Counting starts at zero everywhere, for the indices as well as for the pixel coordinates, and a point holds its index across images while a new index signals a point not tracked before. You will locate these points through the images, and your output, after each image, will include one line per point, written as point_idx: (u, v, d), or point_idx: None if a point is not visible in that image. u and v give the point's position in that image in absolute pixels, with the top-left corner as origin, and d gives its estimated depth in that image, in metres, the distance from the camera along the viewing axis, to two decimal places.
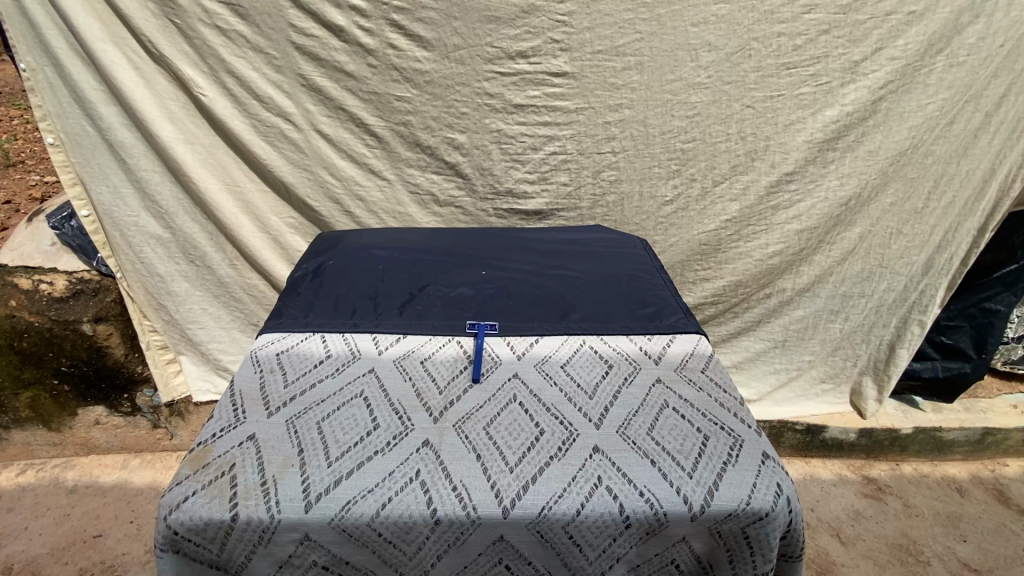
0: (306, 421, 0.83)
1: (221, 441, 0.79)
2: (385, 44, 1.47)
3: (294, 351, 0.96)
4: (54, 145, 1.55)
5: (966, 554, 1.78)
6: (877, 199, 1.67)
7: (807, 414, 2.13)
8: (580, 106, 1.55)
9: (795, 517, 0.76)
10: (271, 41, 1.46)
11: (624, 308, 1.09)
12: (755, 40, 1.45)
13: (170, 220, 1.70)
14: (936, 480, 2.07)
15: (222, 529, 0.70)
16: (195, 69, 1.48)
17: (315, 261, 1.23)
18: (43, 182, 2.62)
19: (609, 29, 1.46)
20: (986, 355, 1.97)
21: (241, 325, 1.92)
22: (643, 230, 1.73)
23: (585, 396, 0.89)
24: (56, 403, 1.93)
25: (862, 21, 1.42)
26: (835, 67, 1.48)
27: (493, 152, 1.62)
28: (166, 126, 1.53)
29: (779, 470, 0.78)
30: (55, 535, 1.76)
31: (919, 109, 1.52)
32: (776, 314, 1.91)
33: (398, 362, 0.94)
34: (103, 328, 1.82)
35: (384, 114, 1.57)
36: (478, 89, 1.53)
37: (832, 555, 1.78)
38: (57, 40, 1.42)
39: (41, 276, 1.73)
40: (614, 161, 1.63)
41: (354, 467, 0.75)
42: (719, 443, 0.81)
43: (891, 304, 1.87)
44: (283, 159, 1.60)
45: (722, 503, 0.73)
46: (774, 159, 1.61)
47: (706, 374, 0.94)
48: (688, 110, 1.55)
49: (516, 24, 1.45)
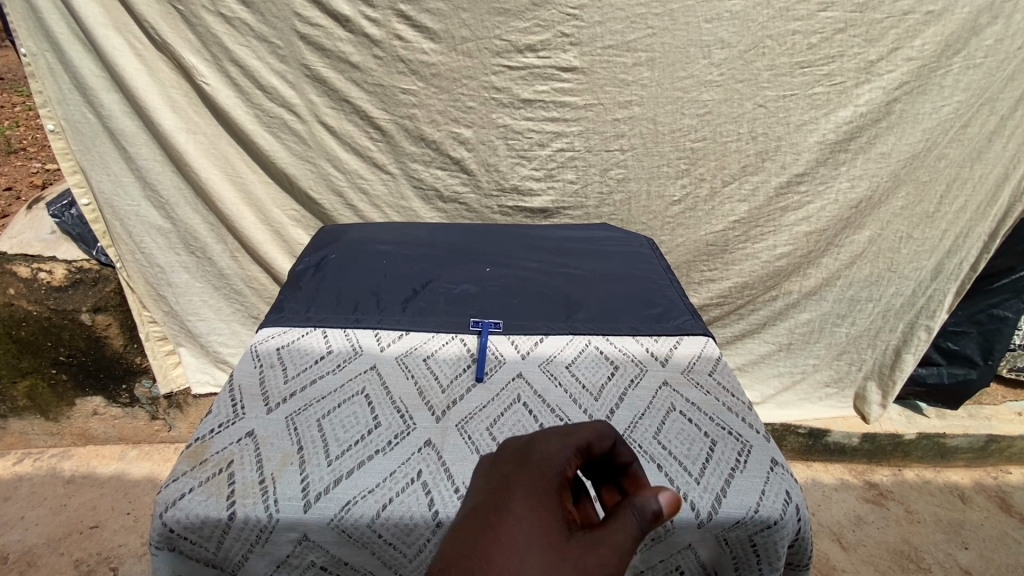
0: (307, 417, 0.81)
1: (219, 437, 0.78)
2: (393, 35, 1.45)
3: (295, 346, 0.95)
4: (54, 132, 1.52)
5: (967, 561, 1.77)
6: (888, 202, 1.64)
7: (811, 417, 2.12)
8: (589, 102, 1.53)
9: (804, 526, 0.74)
10: (275, 30, 1.44)
11: (631, 308, 1.08)
12: (769, 37, 1.43)
13: (171, 210, 1.68)
14: (938, 487, 2.06)
15: (219, 528, 0.68)
16: (198, 56, 1.45)
17: (315, 255, 1.21)
18: (44, 169, 2.60)
19: (621, 24, 1.43)
20: (993, 361, 1.95)
21: (241, 317, 1.90)
22: (650, 229, 1.72)
23: (591, 397, 0.88)
24: (54, 393, 1.92)
25: (879, 20, 1.39)
26: (850, 66, 1.45)
27: (499, 147, 1.60)
28: (168, 115, 1.51)
29: (788, 477, 0.77)
30: (51, 525, 1.74)
31: (934, 110, 1.49)
32: (782, 316, 1.89)
33: (400, 360, 0.93)
34: (101, 318, 1.80)
35: (389, 106, 1.54)
36: (486, 82, 1.51)
37: (832, 560, 1.76)
38: (58, 24, 1.39)
39: (40, 265, 1.69)
40: (622, 159, 1.61)
41: (355, 466, 0.74)
42: (726, 448, 0.79)
43: (899, 309, 1.85)
44: (285, 150, 1.59)
45: (731, 510, 0.71)
46: (786, 160, 1.59)
47: (713, 377, 0.92)
48: (699, 108, 1.53)
49: (525, 16, 1.42)
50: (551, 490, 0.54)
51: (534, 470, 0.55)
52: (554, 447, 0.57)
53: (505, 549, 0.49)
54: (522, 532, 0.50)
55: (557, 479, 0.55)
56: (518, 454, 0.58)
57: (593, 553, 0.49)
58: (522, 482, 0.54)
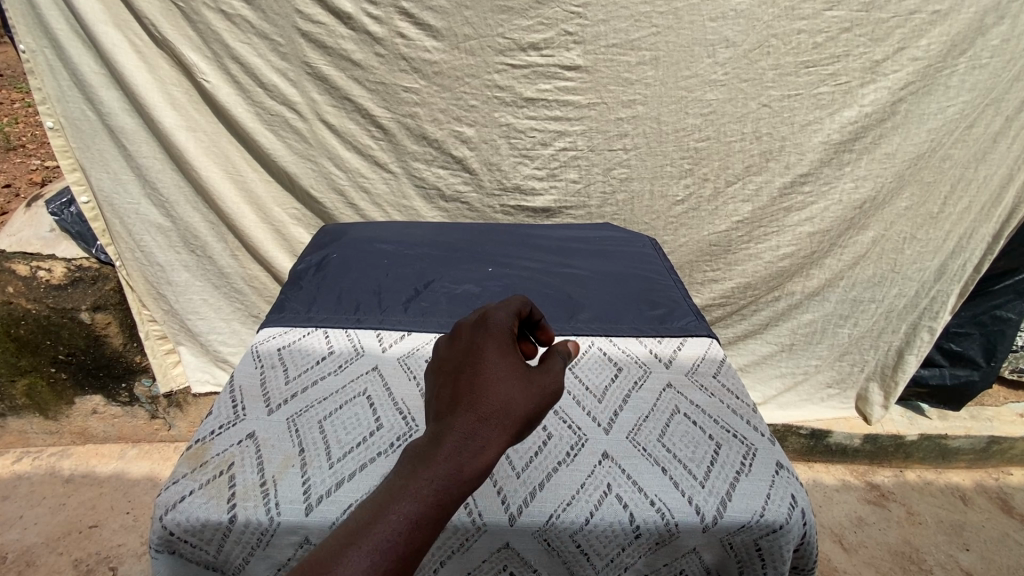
0: (308, 419, 0.80)
1: (219, 439, 0.77)
2: (395, 33, 1.44)
3: (296, 347, 0.94)
4: (53, 129, 1.51)
5: (968, 563, 1.76)
6: (892, 203, 1.63)
7: (813, 418, 2.11)
8: (592, 101, 1.52)
9: (810, 530, 0.73)
10: (276, 27, 1.43)
11: (634, 308, 1.07)
12: (774, 36, 1.42)
13: (171, 209, 1.67)
14: (939, 488, 2.05)
15: (219, 531, 0.68)
16: (198, 53, 1.44)
17: (316, 255, 1.20)
18: (44, 166, 2.59)
19: (625, 22, 1.42)
20: (996, 363, 1.95)
21: (241, 316, 1.89)
22: (653, 230, 1.71)
23: (594, 399, 0.87)
24: (53, 391, 1.91)
25: (885, 19, 1.38)
26: (855, 66, 1.44)
27: (502, 146, 1.59)
28: (168, 113, 1.50)
29: (793, 481, 0.76)
30: (50, 525, 1.74)
31: (939, 110, 1.48)
32: (785, 317, 1.88)
33: (402, 361, 0.92)
34: (101, 317, 1.79)
35: (390, 104, 1.53)
36: (489, 81, 1.50)
37: (833, 562, 1.76)
38: (58, 21, 1.38)
39: (39, 263, 1.68)
40: (625, 158, 1.60)
41: (357, 468, 0.73)
42: (731, 451, 0.78)
43: (901, 310, 1.84)
44: (286, 148, 1.58)
45: (736, 514, 0.71)
46: (790, 160, 1.58)
47: (717, 379, 0.91)
48: (703, 108, 1.52)
49: (529, 14, 1.41)
50: (511, 341, 0.65)
51: (493, 330, 0.66)
52: (502, 313, 0.68)
53: (494, 378, 0.59)
54: (500, 370, 0.61)
55: (510, 335, 0.66)
56: (475, 324, 0.67)
57: (549, 376, 0.62)
58: (487, 338, 0.64)
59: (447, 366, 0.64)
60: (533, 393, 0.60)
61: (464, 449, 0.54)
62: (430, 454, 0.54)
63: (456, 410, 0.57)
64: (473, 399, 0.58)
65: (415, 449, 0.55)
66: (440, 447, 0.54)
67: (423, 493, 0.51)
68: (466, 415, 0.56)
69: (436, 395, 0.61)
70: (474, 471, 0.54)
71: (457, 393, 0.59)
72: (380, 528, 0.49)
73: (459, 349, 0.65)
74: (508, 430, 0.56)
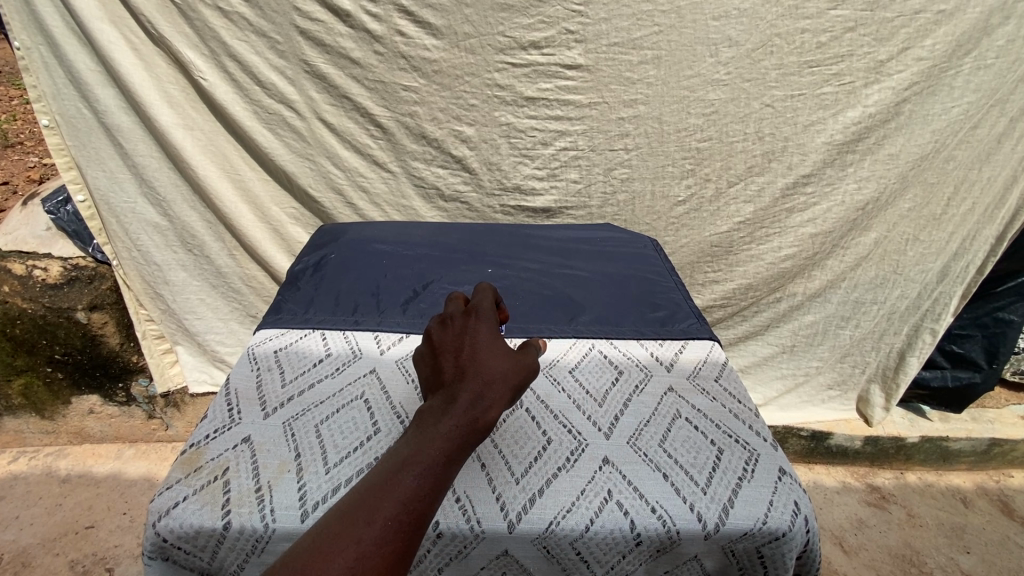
0: (304, 423, 0.79)
1: (215, 443, 0.76)
2: (394, 30, 1.43)
3: (292, 349, 0.93)
4: (49, 127, 1.50)
5: (969, 565, 1.75)
6: (895, 204, 1.62)
7: (813, 420, 2.11)
8: (593, 100, 1.51)
9: (813, 537, 0.72)
10: (274, 25, 1.41)
11: (635, 310, 1.06)
12: (778, 35, 1.40)
13: (168, 208, 1.66)
14: (940, 490, 2.05)
15: (213, 538, 0.67)
16: (195, 51, 1.43)
17: (315, 255, 1.19)
18: (42, 164, 2.57)
19: (627, 21, 1.41)
20: (998, 365, 1.93)
21: (239, 316, 1.88)
22: (654, 230, 1.70)
23: (594, 403, 0.86)
24: (49, 391, 1.90)
25: (890, 19, 1.37)
26: (859, 66, 1.43)
27: (502, 146, 1.57)
28: (165, 111, 1.48)
29: (796, 487, 0.75)
30: (47, 525, 1.73)
31: (944, 111, 1.47)
32: (786, 318, 1.87)
33: (400, 364, 0.91)
34: (97, 316, 1.78)
35: (389, 103, 1.52)
36: (489, 80, 1.49)
37: (833, 564, 1.75)
38: (54, 18, 1.37)
39: (35, 262, 1.67)
40: (626, 158, 1.59)
41: (353, 474, 0.72)
42: (733, 457, 0.77)
43: (903, 312, 1.83)
44: (284, 148, 1.56)
45: (738, 521, 0.69)
46: (792, 160, 1.57)
47: (719, 383, 0.90)
48: (706, 107, 1.50)
49: (529, 12, 1.40)
50: (497, 326, 0.74)
51: (483, 314, 0.74)
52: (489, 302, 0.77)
53: (492, 354, 0.68)
54: (495, 347, 0.69)
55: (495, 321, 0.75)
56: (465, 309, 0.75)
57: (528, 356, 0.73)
58: (479, 322, 0.73)
59: (443, 344, 0.70)
60: (523, 368, 0.70)
61: (477, 407, 0.62)
62: (446, 412, 0.61)
63: (464, 379, 0.65)
64: (478, 369, 0.66)
65: (433, 408, 0.63)
66: (459, 403, 0.62)
67: (450, 436, 0.59)
68: (475, 382, 0.64)
69: (436, 368, 0.68)
70: (486, 426, 0.62)
71: (462, 365, 0.66)
72: (421, 461, 0.57)
73: (452, 329, 0.72)
74: (506, 396, 0.66)
